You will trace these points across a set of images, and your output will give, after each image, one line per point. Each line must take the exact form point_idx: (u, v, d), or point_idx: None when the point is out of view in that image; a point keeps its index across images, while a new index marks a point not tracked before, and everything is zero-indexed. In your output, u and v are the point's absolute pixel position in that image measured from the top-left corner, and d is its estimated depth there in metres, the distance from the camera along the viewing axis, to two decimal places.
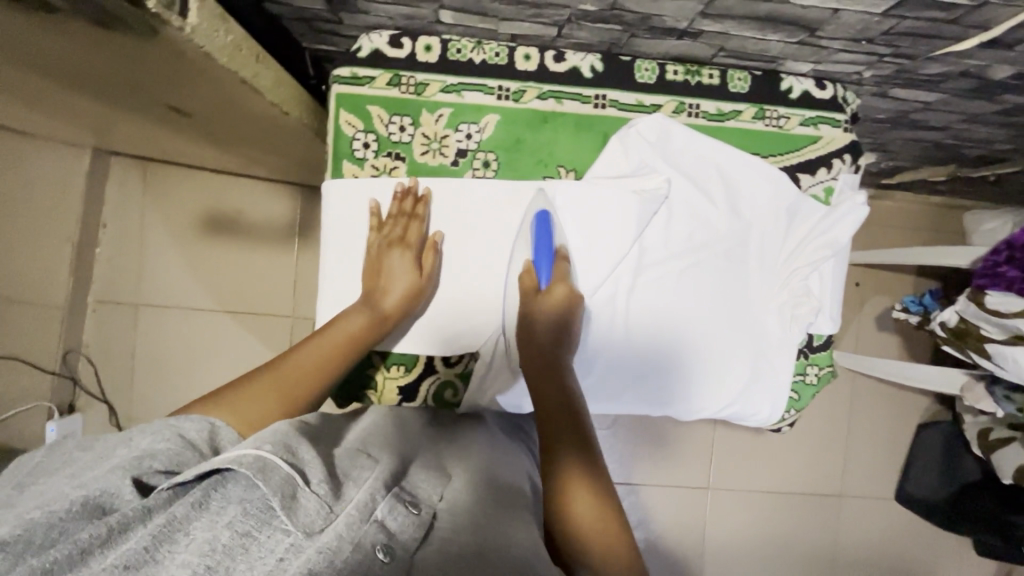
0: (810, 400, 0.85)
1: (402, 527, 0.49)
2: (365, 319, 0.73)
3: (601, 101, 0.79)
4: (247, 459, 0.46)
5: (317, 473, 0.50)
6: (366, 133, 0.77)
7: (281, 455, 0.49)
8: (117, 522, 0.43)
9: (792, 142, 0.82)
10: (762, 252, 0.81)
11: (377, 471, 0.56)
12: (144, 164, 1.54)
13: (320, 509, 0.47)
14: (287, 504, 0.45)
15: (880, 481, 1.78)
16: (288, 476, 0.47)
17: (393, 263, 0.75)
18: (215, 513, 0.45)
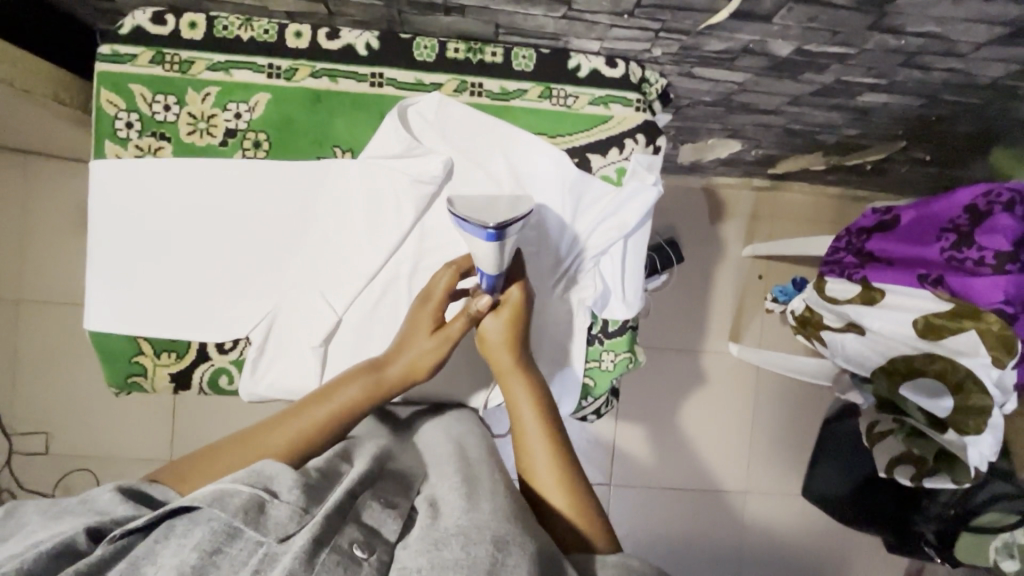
0: (609, 386, 0.82)
1: (379, 523, 0.50)
2: (364, 385, 0.67)
3: (378, 80, 0.77)
4: (204, 494, 0.46)
5: (289, 481, 0.50)
6: (129, 113, 0.75)
7: (246, 479, 0.49)
8: (78, 574, 0.42)
9: (581, 121, 0.80)
10: (539, 242, 0.78)
11: (352, 470, 0.55)
12: (19, 156, 1.50)
13: (291, 516, 0.47)
14: (253, 520, 0.45)
15: (788, 477, 1.76)
16: (249, 496, 0.47)
17: (417, 332, 0.70)
18: (181, 535, 0.45)
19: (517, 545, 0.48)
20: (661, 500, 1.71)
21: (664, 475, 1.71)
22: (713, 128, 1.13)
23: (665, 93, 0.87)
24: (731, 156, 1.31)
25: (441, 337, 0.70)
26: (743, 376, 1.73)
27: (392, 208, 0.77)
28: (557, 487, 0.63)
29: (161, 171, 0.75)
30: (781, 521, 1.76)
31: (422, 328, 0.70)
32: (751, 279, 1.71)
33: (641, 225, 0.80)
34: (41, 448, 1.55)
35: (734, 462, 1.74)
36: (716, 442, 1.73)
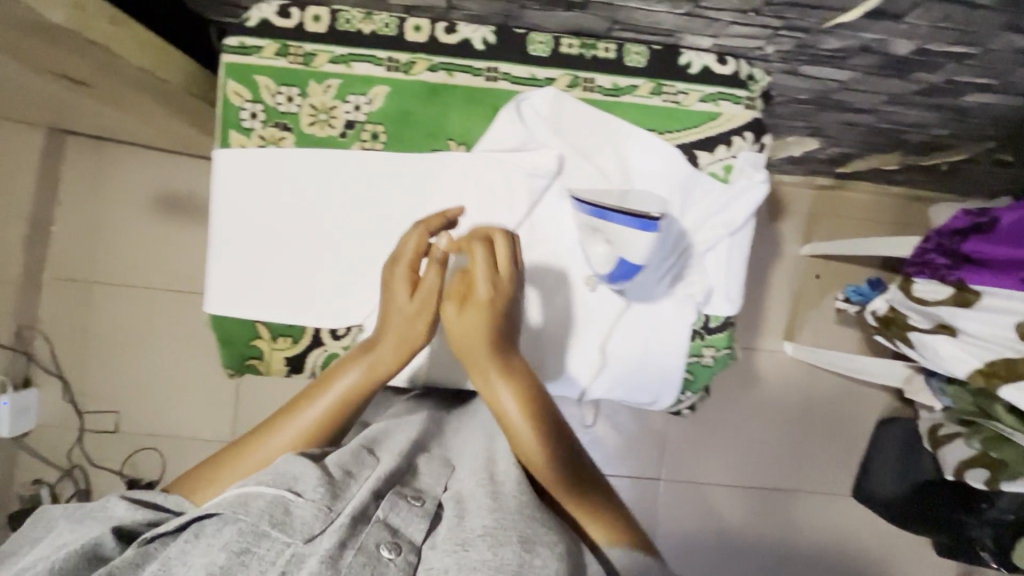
0: (708, 382, 0.84)
1: (407, 523, 0.51)
2: (363, 367, 0.66)
3: (493, 74, 0.78)
4: (228, 499, 0.47)
5: (313, 483, 0.51)
6: (254, 103, 0.77)
7: (271, 482, 0.50)
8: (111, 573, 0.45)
9: (690, 118, 0.80)
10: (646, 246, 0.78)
11: (379, 467, 0.56)
12: (96, 143, 1.54)
13: (316, 515, 0.48)
14: (277, 523, 0.46)
15: (839, 479, 1.75)
16: (274, 498, 0.48)
17: (396, 299, 0.68)
18: (212, 536, 0.46)
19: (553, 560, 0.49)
20: (710, 496, 1.72)
21: (713, 472, 1.72)
22: (796, 127, 1.12)
23: (767, 90, 0.87)
24: (804, 154, 1.30)
25: (421, 296, 0.67)
26: (795, 375, 1.73)
27: (503, 201, 0.78)
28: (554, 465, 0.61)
29: (281, 160, 0.77)
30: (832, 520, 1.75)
31: (397, 296, 0.68)
32: (806, 278, 1.69)
33: (747, 222, 0.81)
34: (111, 426, 1.60)
35: (784, 461, 1.74)
36: (767, 441, 1.73)
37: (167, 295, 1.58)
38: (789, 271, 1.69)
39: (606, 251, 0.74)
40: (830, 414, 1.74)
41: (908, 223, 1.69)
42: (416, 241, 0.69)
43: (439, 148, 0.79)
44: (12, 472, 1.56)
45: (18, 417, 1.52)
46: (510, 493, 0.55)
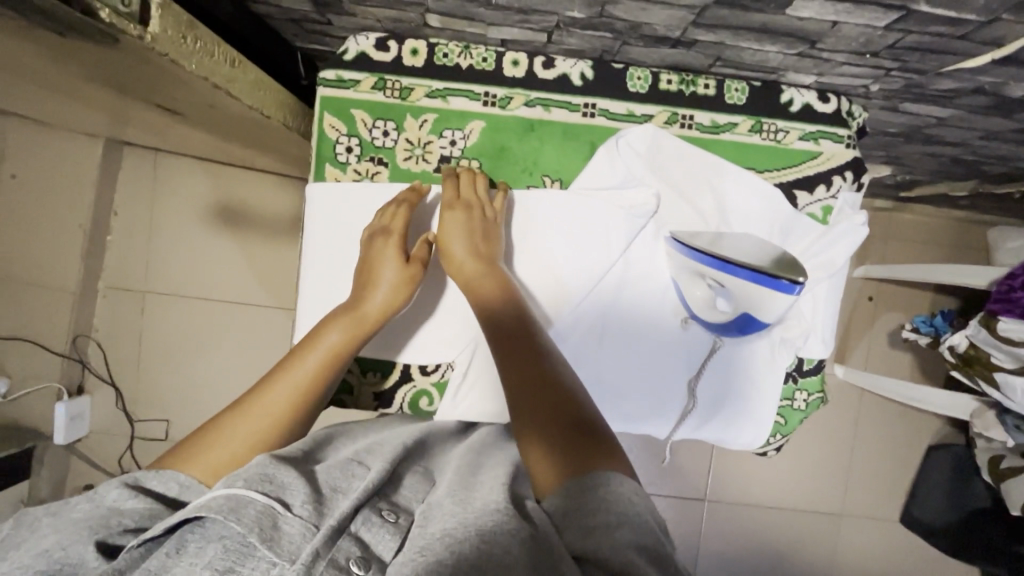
0: (798, 425, 0.83)
1: (377, 540, 0.45)
2: (348, 326, 0.68)
3: (590, 110, 0.77)
4: (217, 502, 0.43)
5: (299, 494, 0.46)
6: (350, 137, 0.76)
7: (258, 486, 0.45)
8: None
9: (789, 157, 0.78)
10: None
11: (365, 478, 0.51)
12: (152, 153, 1.55)
13: (301, 534, 0.43)
14: (264, 539, 0.41)
15: (885, 504, 1.72)
16: (263, 508, 0.44)
17: (383, 260, 0.72)
18: (194, 555, 0.42)
19: None
20: (755, 518, 1.70)
21: (759, 494, 1.70)
22: (872, 154, 1.10)
23: (863, 126, 0.85)
24: (872, 179, 1.27)
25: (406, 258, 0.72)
26: (845, 398, 1.70)
27: (598, 239, 0.77)
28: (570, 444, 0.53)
29: (377, 195, 0.76)
30: (880, 544, 1.73)
31: (387, 261, 0.72)
32: (860, 300, 1.66)
33: (845, 265, 0.79)
34: (161, 434, 1.61)
35: (832, 485, 1.71)
36: (812, 463, 1.71)
37: (218, 305, 1.59)
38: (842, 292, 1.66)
39: (707, 294, 0.73)
40: (881, 437, 1.71)
41: (968, 246, 1.65)
42: (389, 212, 0.74)
43: (533, 184, 0.78)
44: (64, 477, 1.59)
45: (72, 424, 1.54)
46: (487, 492, 0.48)
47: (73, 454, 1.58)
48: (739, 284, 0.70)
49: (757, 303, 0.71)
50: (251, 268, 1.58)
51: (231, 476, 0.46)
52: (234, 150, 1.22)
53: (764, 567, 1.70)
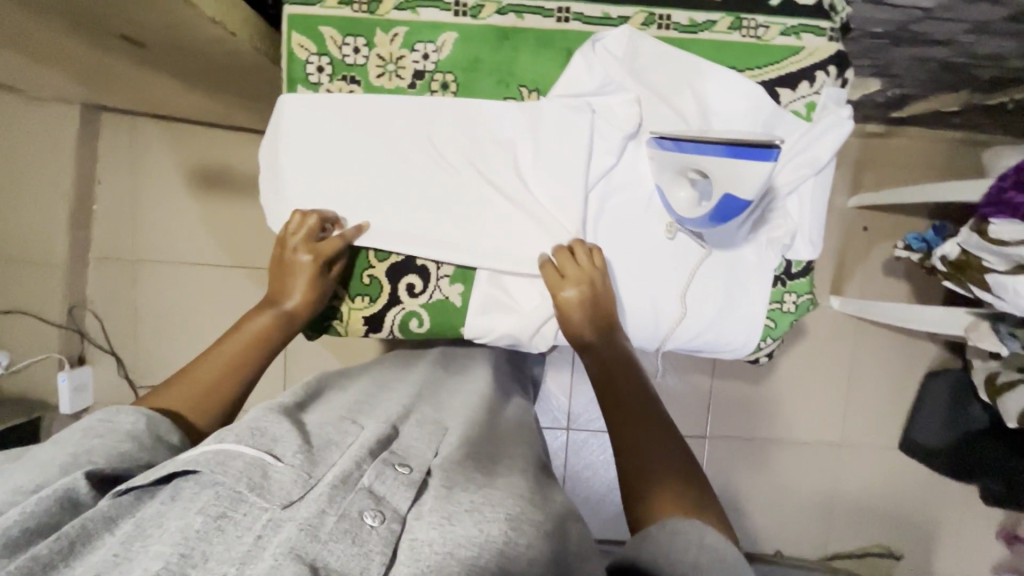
0: (789, 327, 0.82)
1: (393, 491, 0.45)
2: (270, 321, 0.71)
3: (565, 15, 0.75)
4: (205, 457, 0.42)
5: (295, 449, 0.46)
6: (320, 56, 0.75)
7: (249, 441, 0.46)
8: (84, 528, 0.40)
9: (771, 53, 0.76)
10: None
11: (363, 436, 0.52)
12: (131, 119, 1.54)
13: (296, 480, 0.43)
14: (256, 486, 0.42)
15: (885, 431, 1.74)
16: (253, 459, 0.44)
17: (298, 264, 0.73)
18: (186, 501, 0.41)
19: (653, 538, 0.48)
20: (757, 451, 1.73)
21: (760, 429, 1.73)
22: (860, 65, 1.07)
23: (846, 22, 0.83)
24: (862, 98, 1.25)
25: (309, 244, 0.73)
26: (842, 329, 1.71)
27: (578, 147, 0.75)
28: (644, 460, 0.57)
29: (354, 118, 0.75)
30: (880, 470, 1.76)
31: (303, 270, 0.73)
32: (854, 230, 1.65)
33: (831, 160, 0.78)
34: None
35: (831, 415, 1.73)
36: (811, 396, 1.73)
37: (210, 269, 1.59)
38: (836, 223, 1.65)
39: (689, 194, 0.72)
40: (878, 365, 1.73)
41: (960, 167, 1.63)
42: (296, 222, 0.74)
43: (510, 97, 0.77)
44: None
45: (77, 394, 1.55)
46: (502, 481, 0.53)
47: None
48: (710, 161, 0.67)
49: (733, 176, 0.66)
50: (240, 229, 1.57)
51: (217, 436, 0.46)
52: (212, 106, 1.20)
53: (767, 498, 1.74)
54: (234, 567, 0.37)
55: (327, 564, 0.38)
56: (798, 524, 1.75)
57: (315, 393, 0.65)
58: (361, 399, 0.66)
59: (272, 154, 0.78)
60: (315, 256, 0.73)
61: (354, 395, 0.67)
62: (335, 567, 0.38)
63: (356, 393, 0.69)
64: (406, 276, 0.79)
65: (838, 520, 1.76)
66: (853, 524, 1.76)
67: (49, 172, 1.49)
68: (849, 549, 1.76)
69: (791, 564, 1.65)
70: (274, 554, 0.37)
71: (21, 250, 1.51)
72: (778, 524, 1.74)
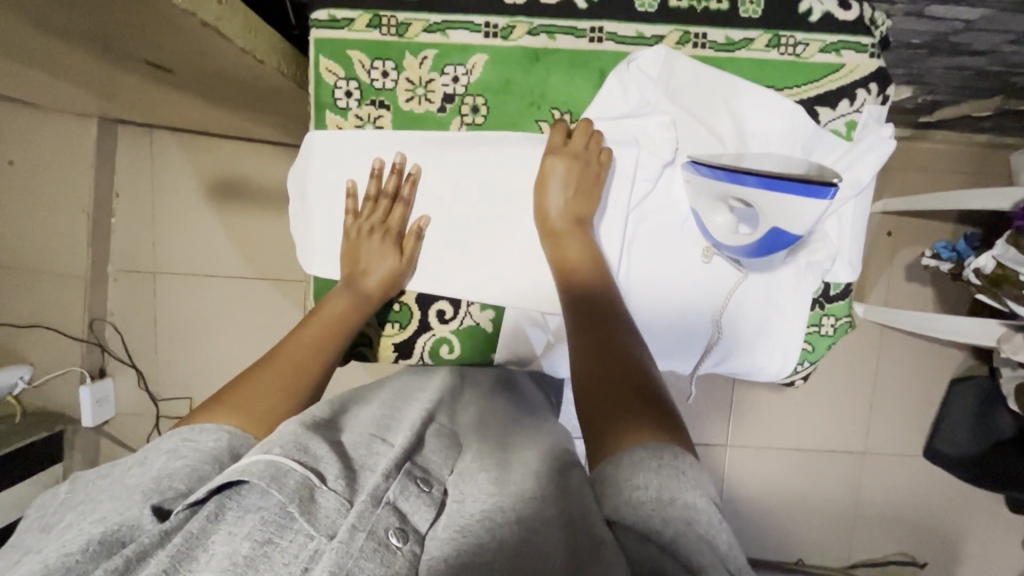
0: (826, 351, 0.80)
1: (414, 510, 0.47)
2: (345, 306, 0.71)
3: (598, 35, 0.73)
4: (259, 468, 0.43)
5: (336, 466, 0.47)
6: (348, 81, 0.73)
7: (294, 454, 0.46)
8: (141, 548, 0.42)
9: (809, 71, 0.74)
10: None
11: (392, 449, 0.53)
12: (148, 132, 1.53)
13: (339, 507, 0.44)
14: (305, 509, 0.43)
15: (908, 439, 1.72)
16: (302, 479, 0.44)
17: (372, 248, 0.73)
18: (233, 523, 0.44)
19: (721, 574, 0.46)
20: (779, 459, 1.71)
21: (781, 436, 1.71)
22: (893, 74, 1.05)
23: (886, 35, 0.80)
24: (890, 104, 1.22)
25: (384, 223, 0.74)
26: (866, 336, 1.68)
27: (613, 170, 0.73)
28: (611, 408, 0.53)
29: (382, 142, 0.74)
30: (903, 477, 1.74)
31: (379, 254, 0.73)
32: (878, 236, 1.63)
33: (872, 181, 0.75)
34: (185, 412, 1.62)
35: (853, 422, 1.71)
36: (833, 403, 1.70)
37: (227, 281, 1.58)
38: None
39: (729, 219, 0.71)
40: (902, 373, 1.70)
41: (988, 171, 1.59)
42: (368, 207, 0.74)
43: (541, 119, 0.75)
44: (96, 459, 1.61)
45: (98, 406, 1.56)
46: (518, 480, 0.51)
47: (103, 436, 1.60)
48: (754, 194, 0.65)
49: (786, 212, 0.64)
50: (256, 240, 1.57)
51: (266, 443, 0.47)
52: (230, 122, 1.19)
53: (788, 506, 1.73)
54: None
55: None
56: (818, 532, 1.73)
57: (342, 408, 0.62)
58: (389, 411, 0.63)
59: (298, 180, 0.77)
60: (387, 240, 0.73)
61: (379, 407, 0.64)
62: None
63: (378, 403, 0.66)
64: (438, 303, 0.78)
65: (860, 528, 1.74)
66: (875, 533, 1.74)
67: (69, 185, 1.49)
68: (871, 557, 1.74)
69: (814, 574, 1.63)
70: None
71: (41, 264, 1.52)
72: (799, 532, 1.73)
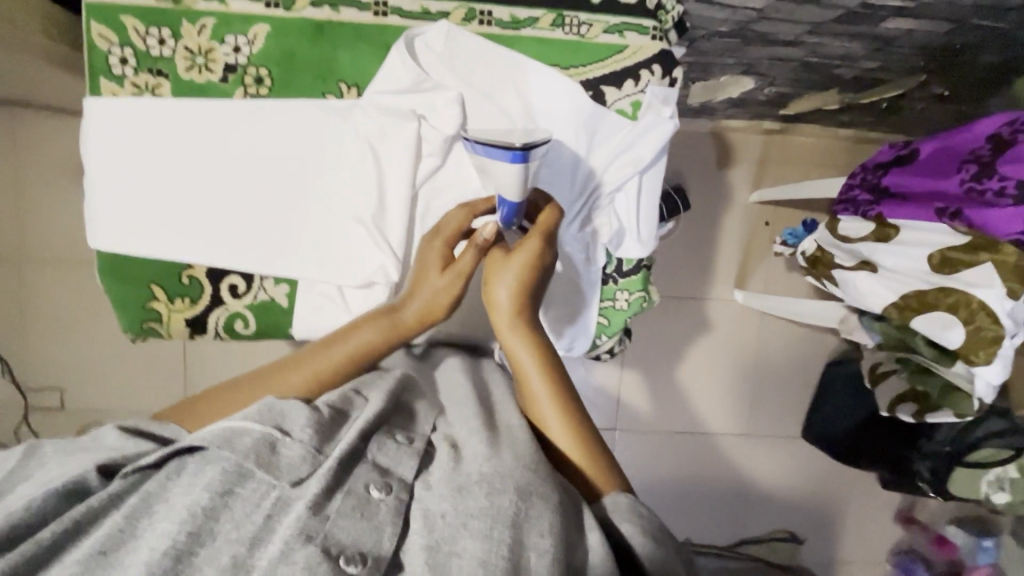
0: (623, 324, 0.83)
1: (396, 463, 0.54)
2: (381, 328, 0.68)
3: (382, 8, 0.73)
4: (213, 436, 0.51)
5: (302, 421, 0.54)
6: (123, 48, 0.71)
7: (259, 419, 0.54)
8: (97, 506, 0.49)
9: (595, 52, 0.76)
10: (552, 180, 0.77)
11: (368, 406, 0.59)
12: (6, 109, 1.45)
13: (301, 458, 0.52)
14: (263, 463, 0.51)
15: (789, 420, 1.80)
16: (261, 436, 0.52)
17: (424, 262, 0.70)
18: (198, 473, 0.51)
19: (538, 495, 0.52)
20: (667, 443, 1.77)
21: (671, 420, 1.76)
22: (725, 64, 1.09)
23: (682, 20, 0.83)
24: (742, 97, 1.27)
25: (455, 273, 0.68)
26: (748, 324, 1.75)
27: (397, 145, 0.73)
28: (561, 427, 0.63)
29: (162, 111, 0.72)
30: (785, 459, 1.82)
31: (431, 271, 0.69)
32: (757, 227, 1.69)
33: (657, 160, 0.78)
34: (56, 404, 1.56)
35: (738, 407, 1.78)
36: (718, 388, 1.77)
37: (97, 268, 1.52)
38: (741, 219, 1.68)
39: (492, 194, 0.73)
40: (783, 357, 1.78)
41: (854, 165, 1.68)
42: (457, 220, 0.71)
43: (329, 92, 0.75)
44: None
45: None
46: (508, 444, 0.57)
47: None
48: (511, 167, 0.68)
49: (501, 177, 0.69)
50: None
51: (240, 412, 0.55)
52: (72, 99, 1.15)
53: (676, 488, 1.78)
54: (245, 546, 0.47)
55: (335, 537, 0.48)
56: (707, 513, 1.80)
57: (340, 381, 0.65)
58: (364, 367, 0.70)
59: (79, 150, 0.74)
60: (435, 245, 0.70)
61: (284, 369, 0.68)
62: (347, 541, 0.48)
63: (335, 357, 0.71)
64: (228, 277, 0.77)
65: (746, 508, 1.81)
66: (760, 514, 1.82)
67: None
68: (756, 534, 1.81)
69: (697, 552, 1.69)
70: (285, 534, 0.47)
71: None
72: (689, 513, 1.79)
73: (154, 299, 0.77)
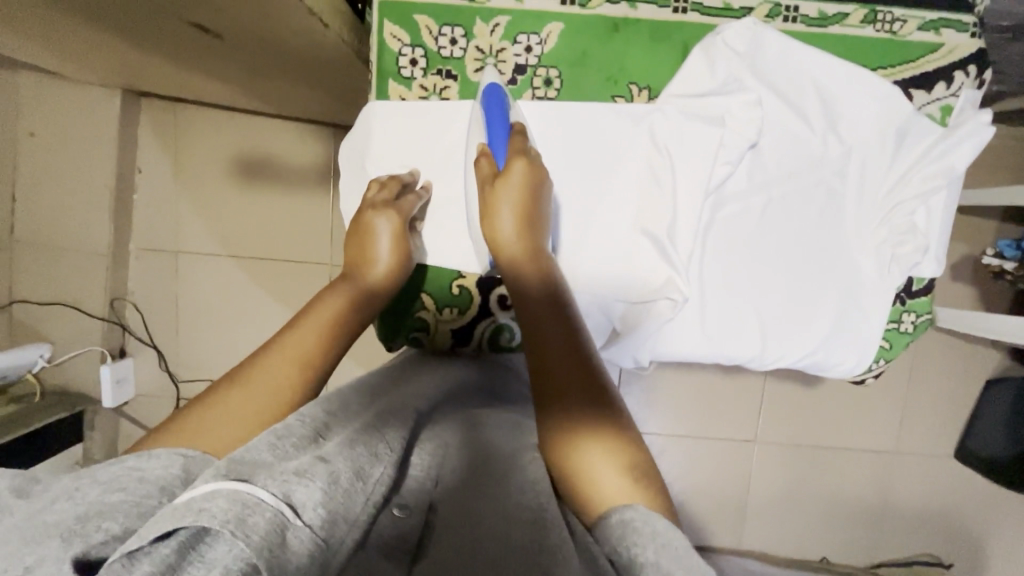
0: (903, 348, 0.80)
1: (388, 547, 0.47)
2: (351, 297, 0.67)
3: (682, 6, 0.72)
4: (222, 511, 0.37)
5: (314, 493, 0.42)
6: (414, 48, 0.74)
7: (271, 488, 0.41)
8: None
9: (905, 50, 0.72)
10: (866, 167, 0.74)
11: (380, 473, 0.50)
12: (173, 105, 1.48)
13: (310, 552, 0.40)
14: (276, 558, 0.37)
15: (939, 438, 1.69)
16: (273, 518, 0.39)
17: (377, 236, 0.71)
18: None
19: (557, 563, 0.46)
20: (805, 457, 1.69)
21: (811, 432, 1.68)
22: None
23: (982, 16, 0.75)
24: None
25: (395, 248, 0.72)
26: None
27: (694, 149, 0.72)
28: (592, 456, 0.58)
29: (448, 111, 0.76)
30: (932, 481, 1.70)
31: (379, 239, 0.71)
32: None
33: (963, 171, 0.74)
34: None
35: (882, 423, 1.68)
36: (863, 402, 1.67)
37: (246, 264, 1.53)
38: None
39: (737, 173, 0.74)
40: (937, 372, 1.66)
41: None
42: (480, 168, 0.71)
43: (618, 94, 0.75)
44: (115, 439, 1.58)
45: (119, 386, 1.52)
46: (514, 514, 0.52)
47: (122, 417, 1.57)
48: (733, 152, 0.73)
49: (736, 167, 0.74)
50: (278, 218, 1.51)
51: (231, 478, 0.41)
52: (264, 96, 1.15)
53: (813, 505, 1.70)
54: None
55: None
56: (841, 532, 1.71)
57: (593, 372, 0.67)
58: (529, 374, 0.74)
59: (352, 143, 0.79)
60: (395, 219, 0.72)
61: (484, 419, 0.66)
62: None
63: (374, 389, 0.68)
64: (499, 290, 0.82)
65: (886, 530, 1.71)
66: (902, 537, 1.71)
67: (90, 159, 1.45)
68: (896, 557, 1.71)
69: (841, 572, 1.61)
70: None
71: (59, 240, 1.48)
72: (825, 530, 1.71)
73: (424, 309, 0.82)
